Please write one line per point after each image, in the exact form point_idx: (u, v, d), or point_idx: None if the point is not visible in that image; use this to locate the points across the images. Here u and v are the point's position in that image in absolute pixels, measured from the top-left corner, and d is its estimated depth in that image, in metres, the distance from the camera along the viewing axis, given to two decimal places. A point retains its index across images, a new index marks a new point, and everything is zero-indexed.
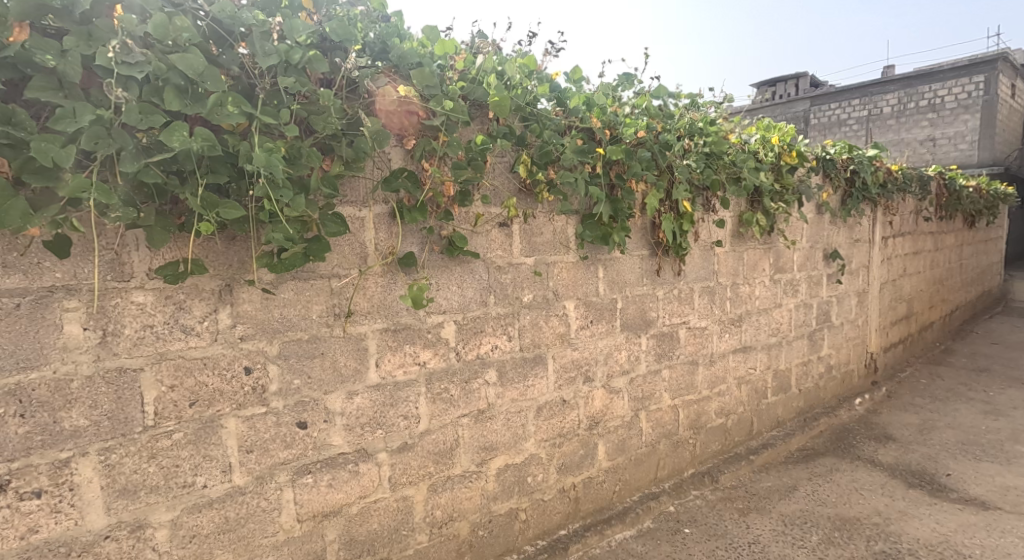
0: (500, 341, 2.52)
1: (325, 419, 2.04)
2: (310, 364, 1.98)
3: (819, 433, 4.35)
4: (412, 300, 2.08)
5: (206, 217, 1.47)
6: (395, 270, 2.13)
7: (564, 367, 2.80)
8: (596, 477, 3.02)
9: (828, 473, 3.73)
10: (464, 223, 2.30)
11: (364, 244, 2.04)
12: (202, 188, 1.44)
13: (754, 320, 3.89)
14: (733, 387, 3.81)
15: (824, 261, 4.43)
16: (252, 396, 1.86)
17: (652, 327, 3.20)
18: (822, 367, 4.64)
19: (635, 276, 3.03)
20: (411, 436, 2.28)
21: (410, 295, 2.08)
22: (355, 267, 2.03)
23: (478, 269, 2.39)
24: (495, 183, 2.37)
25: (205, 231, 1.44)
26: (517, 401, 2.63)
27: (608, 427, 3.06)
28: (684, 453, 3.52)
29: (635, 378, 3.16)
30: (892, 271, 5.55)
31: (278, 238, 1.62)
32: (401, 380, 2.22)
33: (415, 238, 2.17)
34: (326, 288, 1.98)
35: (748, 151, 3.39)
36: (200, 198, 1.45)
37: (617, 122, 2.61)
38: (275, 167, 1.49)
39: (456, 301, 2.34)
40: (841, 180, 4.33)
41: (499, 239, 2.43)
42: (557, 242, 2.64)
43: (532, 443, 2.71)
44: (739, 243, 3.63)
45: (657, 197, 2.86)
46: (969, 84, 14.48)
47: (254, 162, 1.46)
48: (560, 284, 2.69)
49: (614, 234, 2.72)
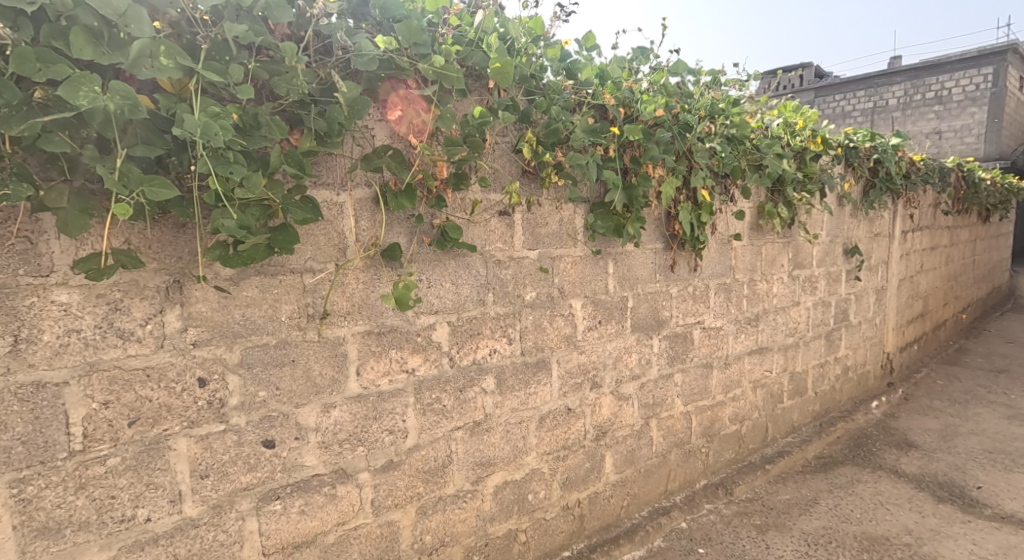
0: (500, 345, 2.24)
1: (297, 436, 1.76)
2: (278, 373, 1.70)
3: (836, 439, 4.10)
4: (397, 300, 1.78)
5: (127, 197, 1.19)
6: (379, 264, 1.85)
7: (569, 372, 2.52)
8: (603, 492, 2.76)
9: (849, 484, 3.47)
10: (459, 211, 2.02)
11: (343, 234, 1.76)
12: (122, 161, 1.16)
13: (771, 320, 3.63)
14: (748, 391, 3.55)
15: (844, 256, 4.16)
16: (208, 412, 1.58)
17: (665, 327, 2.92)
18: (839, 369, 4.38)
19: (647, 272, 2.75)
20: (399, 453, 2.01)
21: (396, 294, 1.78)
22: (332, 261, 1.76)
23: (475, 264, 2.11)
24: (496, 165, 2.09)
25: (120, 214, 1.15)
26: (518, 410, 2.36)
27: (616, 437, 2.79)
28: (696, 463, 3.25)
29: (646, 383, 2.89)
30: (909, 267, 5.27)
31: (231, 226, 1.32)
32: (386, 390, 1.95)
33: (403, 228, 1.89)
34: (297, 285, 1.70)
35: (773, 135, 3.07)
36: (120, 172, 1.16)
37: (632, 99, 2.32)
38: (215, 135, 1.19)
39: (450, 300, 2.06)
40: (865, 169, 4.03)
41: (500, 229, 2.16)
42: (564, 233, 2.35)
43: (534, 457, 2.44)
44: (758, 236, 3.35)
45: (676, 184, 2.53)
46: (977, 76, 14.10)
47: (186, 127, 1.16)
48: (567, 281, 2.42)
49: (628, 226, 2.44)
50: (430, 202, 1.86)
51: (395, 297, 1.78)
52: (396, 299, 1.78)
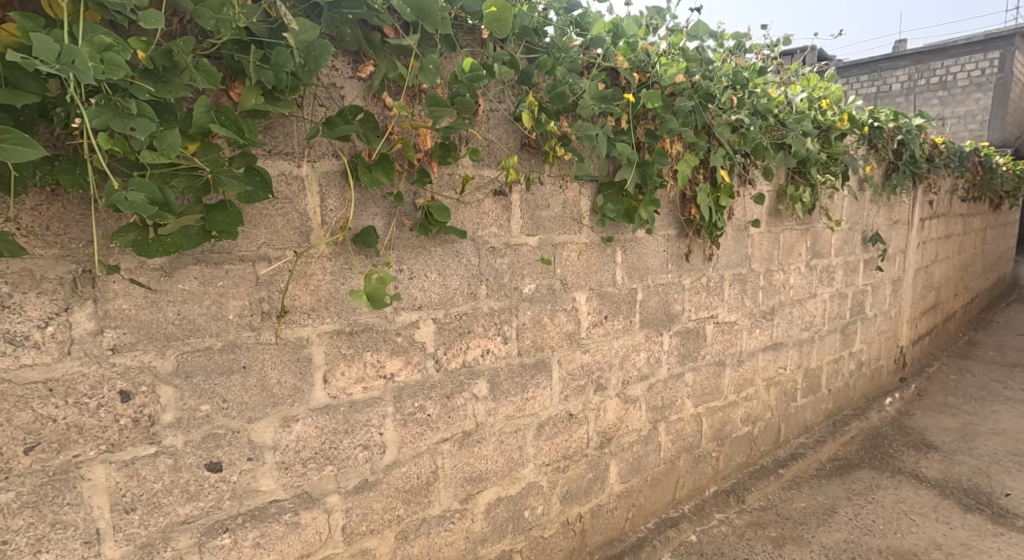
0: (493, 345, 1.97)
1: (250, 457, 1.48)
2: (226, 382, 1.41)
3: (851, 440, 3.85)
4: (369, 297, 1.47)
5: None
6: (350, 251, 1.57)
7: (571, 374, 2.24)
8: (606, 505, 2.50)
9: (868, 490, 3.22)
10: (447, 189, 1.72)
11: (305, 215, 1.47)
12: None
13: (787, 313, 3.35)
14: (761, 390, 3.29)
15: (864, 245, 3.88)
16: (135, 433, 1.29)
17: (676, 323, 2.65)
18: (853, 364, 4.13)
19: (659, 262, 2.46)
20: (375, 471, 1.73)
21: (367, 289, 1.47)
22: (291, 247, 1.47)
23: (465, 252, 1.83)
24: (490, 136, 1.79)
25: None
26: (513, 418, 2.08)
27: (622, 444, 2.53)
28: (705, 468, 3.00)
29: (654, 384, 2.62)
30: (926, 256, 4.99)
31: (138, 200, 1.03)
32: (359, 400, 1.67)
33: (379, 209, 1.60)
34: (248, 276, 1.41)
35: (800, 110, 2.75)
36: None
37: (649, 63, 2.00)
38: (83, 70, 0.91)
39: (435, 294, 1.78)
40: (890, 151, 3.67)
41: (494, 212, 1.87)
42: (568, 217, 2.07)
43: (531, 469, 2.17)
44: (776, 223, 3.06)
45: (694, 162, 2.24)
46: (982, 60, 13.43)
47: (41, 55, 0.89)
48: (570, 271, 2.13)
49: (641, 209, 2.15)
50: (410, 179, 1.57)
51: (367, 293, 1.47)
52: (368, 295, 1.48)
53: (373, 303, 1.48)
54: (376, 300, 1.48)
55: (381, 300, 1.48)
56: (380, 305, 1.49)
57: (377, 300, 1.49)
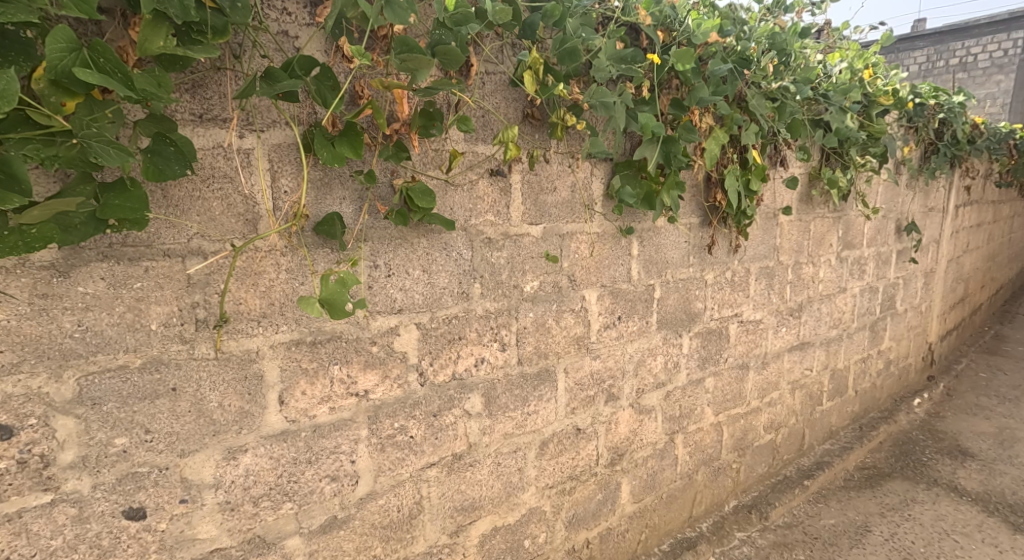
0: (489, 353, 1.68)
1: (184, 499, 1.19)
2: (149, 409, 1.12)
3: (879, 445, 3.57)
4: (326, 307, 1.15)
5: None
6: (311, 243, 1.28)
7: (578, 384, 1.95)
8: (617, 528, 2.22)
9: (903, 505, 2.95)
10: (431, 167, 1.42)
11: (250, 198, 1.18)
12: None
13: (815, 310, 3.05)
14: (786, 394, 3.00)
15: (899, 234, 3.56)
16: (21, 478, 1.01)
17: (697, 323, 2.35)
18: (881, 363, 3.83)
19: (680, 254, 2.16)
20: (346, 507, 1.45)
21: (324, 294, 1.15)
22: (231, 238, 1.17)
23: (454, 244, 1.53)
24: (486, 104, 1.49)
25: None
26: (512, 436, 1.80)
27: (635, 459, 2.25)
28: (725, 482, 2.72)
29: (672, 392, 2.33)
30: (958, 246, 4.65)
31: None
32: (325, 423, 1.39)
33: (346, 191, 1.31)
34: (175, 276, 1.11)
35: (842, 82, 2.42)
36: None
37: (676, 18, 1.69)
38: None
39: (418, 293, 1.49)
40: (931, 131, 3.31)
41: (489, 196, 1.57)
42: (577, 203, 1.77)
43: (532, 493, 1.89)
44: (807, 210, 2.75)
45: (724, 140, 1.89)
46: (1006, 41, 12.61)
47: None
48: (579, 266, 1.83)
49: (663, 194, 1.85)
50: (379, 153, 1.28)
51: (323, 299, 1.15)
52: (325, 302, 1.15)
53: (332, 312, 1.16)
54: (335, 309, 1.16)
55: (342, 308, 1.16)
56: (342, 314, 1.17)
57: (337, 309, 1.17)
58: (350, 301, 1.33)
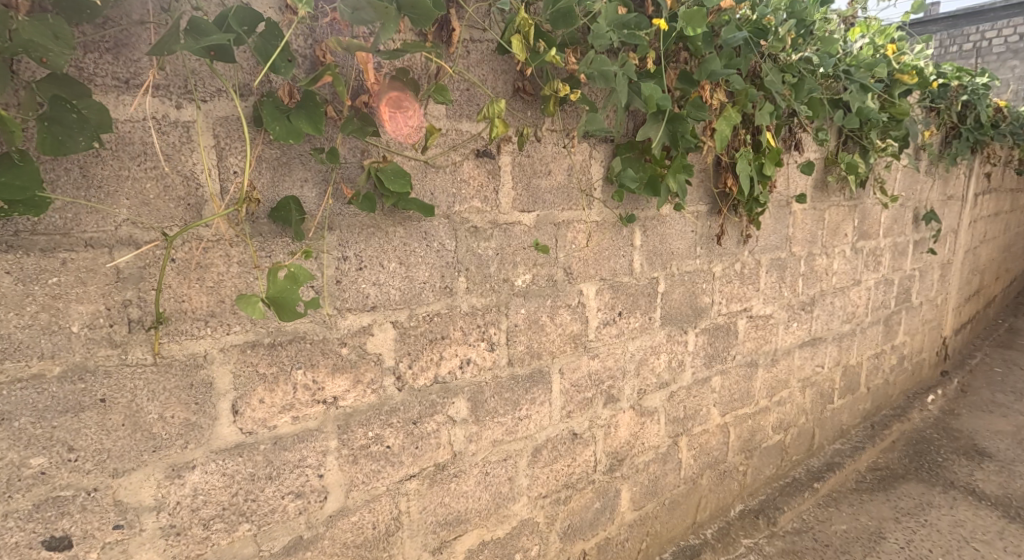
0: (475, 353, 1.52)
1: (118, 525, 1.04)
2: (72, 424, 0.97)
3: (892, 445, 3.42)
4: (274, 305, 1.00)
5: None
6: (266, 232, 1.12)
7: (575, 386, 1.80)
8: (616, 537, 2.07)
9: (918, 510, 2.80)
10: (406, 146, 1.26)
11: (193, 180, 1.02)
12: None
13: (828, 304, 2.88)
14: (796, 392, 2.84)
15: (916, 224, 3.38)
16: None
17: (704, 318, 2.19)
18: (895, 358, 3.67)
19: (686, 245, 2.00)
20: (313, 526, 1.30)
21: (271, 291, 1.00)
22: (169, 226, 1.01)
23: (436, 233, 1.37)
24: (469, 75, 1.33)
25: None
26: (501, 444, 1.65)
27: (636, 464, 2.10)
28: (731, 485, 2.57)
29: (676, 392, 2.18)
30: (975, 236, 4.46)
31: None
32: (288, 435, 1.24)
33: (308, 172, 1.15)
34: (100, 270, 0.96)
35: (864, 59, 2.24)
36: None
37: None
38: None
39: (395, 288, 1.33)
40: (953, 114, 3.12)
41: (475, 179, 1.41)
42: (574, 188, 1.60)
43: (524, 504, 1.74)
44: (822, 198, 2.57)
45: (736, 120, 1.70)
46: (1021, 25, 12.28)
47: None
48: (576, 258, 1.67)
49: (669, 178, 1.67)
50: (342, 128, 1.12)
51: (271, 298, 1.00)
52: (273, 301, 1.00)
53: (281, 312, 1.01)
54: (285, 308, 1.01)
55: (292, 306, 1.01)
56: (292, 315, 1.01)
57: (287, 309, 1.01)
58: (303, 300, 1.17)
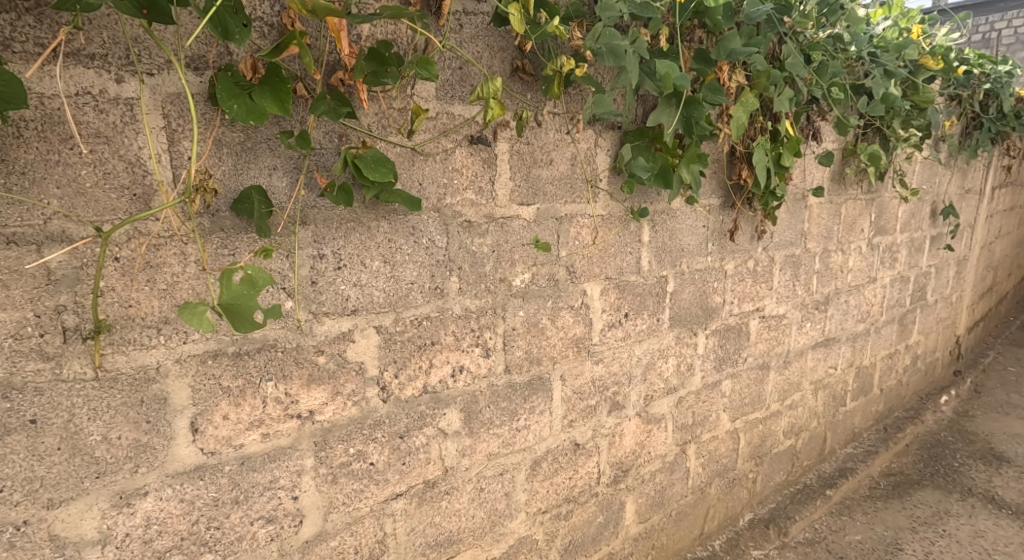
0: (469, 360, 1.39)
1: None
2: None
3: (905, 449, 3.29)
4: (228, 310, 0.88)
5: None
6: (228, 227, 0.99)
7: (577, 393, 1.66)
8: (620, 552, 1.94)
9: (936, 519, 2.68)
10: (389, 130, 1.13)
11: (139, 166, 0.88)
12: None
13: (842, 303, 2.74)
14: (809, 395, 2.71)
15: (934, 219, 3.23)
16: None
17: (715, 319, 2.05)
18: (908, 358, 3.53)
19: (698, 241, 1.86)
20: (287, 554, 1.18)
21: (224, 297, 0.88)
22: (111, 220, 0.87)
23: (425, 228, 1.24)
24: (461, 52, 1.20)
25: None
26: (498, 457, 1.51)
27: (642, 475, 1.97)
28: (740, 493, 2.45)
29: (684, 398, 2.04)
30: (990, 231, 4.31)
31: None
32: (257, 454, 1.10)
33: (277, 158, 1.02)
34: (28, 272, 0.83)
35: (888, 42, 2.09)
36: None
37: None
38: None
39: (379, 289, 1.20)
40: (976, 103, 2.97)
41: (469, 168, 1.27)
42: (578, 179, 1.46)
43: (522, 521, 1.61)
44: (840, 191, 2.43)
45: (754, 105, 1.55)
46: None
47: None
48: (580, 255, 1.53)
49: (681, 169, 1.53)
50: (311, 107, 0.98)
51: (225, 304, 0.88)
52: (226, 307, 0.88)
53: (235, 321, 0.89)
54: (239, 317, 0.89)
55: (247, 316, 0.89)
56: (248, 325, 0.89)
57: (243, 318, 0.89)
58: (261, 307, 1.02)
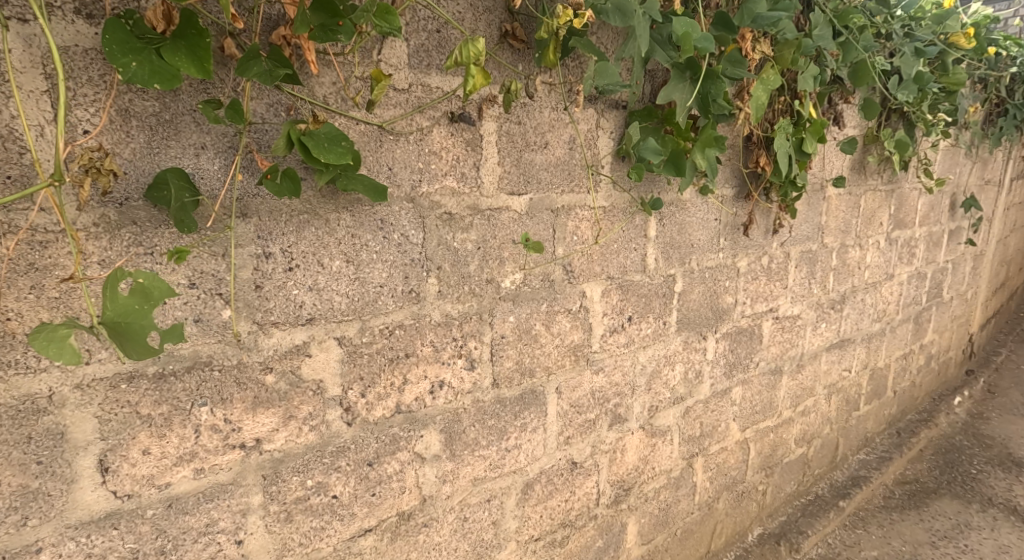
0: (449, 375, 1.20)
1: None
2: None
3: (920, 454, 3.11)
4: (113, 329, 0.70)
5: None
6: (140, 219, 0.80)
7: (574, 407, 1.47)
8: None
9: (955, 533, 2.51)
10: (349, 103, 0.94)
11: (10, 142, 0.70)
12: None
13: (858, 302, 2.56)
14: (822, 400, 2.53)
15: (953, 212, 3.05)
16: None
17: (727, 321, 1.86)
18: (922, 359, 3.35)
19: (710, 236, 1.67)
20: None
21: (108, 313, 0.69)
22: None
23: (396, 221, 1.04)
24: (437, 11, 1.00)
25: None
26: (483, 482, 1.33)
27: (645, 492, 1.78)
28: (749, 507, 2.27)
29: (692, 408, 1.86)
30: (1006, 224, 4.12)
31: None
32: (189, 495, 0.91)
33: (205, 136, 0.83)
34: None
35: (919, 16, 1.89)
36: None
37: None
38: None
39: (341, 293, 1.00)
40: (1002, 88, 2.78)
41: (449, 151, 1.08)
42: (576, 164, 1.27)
43: (512, 551, 1.43)
44: (860, 181, 2.24)
45: (775, 83, 1.36)
46: None
47: None
48: (578, 252, 1.34)
49: (696, 154, 1.33)
50: (239, 68, 0.79)
51: (109, 322, 0.70)
52: (110, 326, 0.70)
53: (123, 343, 0.71)
54: (127, 339, 0.71)
55: (138, 337, 0.71)
56: (141, 349, 0.71)
57: (134, 340, 0.71)
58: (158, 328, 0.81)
